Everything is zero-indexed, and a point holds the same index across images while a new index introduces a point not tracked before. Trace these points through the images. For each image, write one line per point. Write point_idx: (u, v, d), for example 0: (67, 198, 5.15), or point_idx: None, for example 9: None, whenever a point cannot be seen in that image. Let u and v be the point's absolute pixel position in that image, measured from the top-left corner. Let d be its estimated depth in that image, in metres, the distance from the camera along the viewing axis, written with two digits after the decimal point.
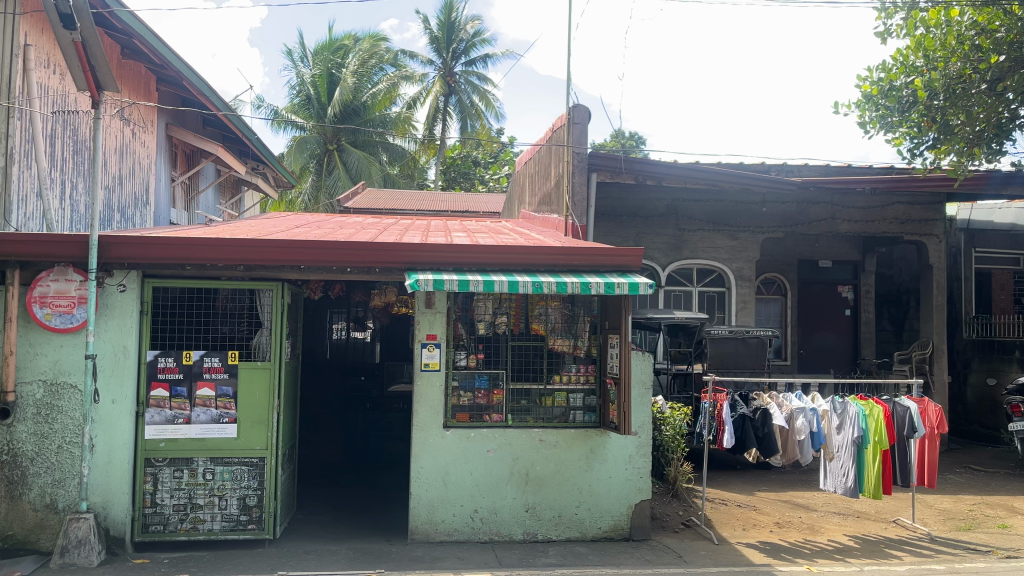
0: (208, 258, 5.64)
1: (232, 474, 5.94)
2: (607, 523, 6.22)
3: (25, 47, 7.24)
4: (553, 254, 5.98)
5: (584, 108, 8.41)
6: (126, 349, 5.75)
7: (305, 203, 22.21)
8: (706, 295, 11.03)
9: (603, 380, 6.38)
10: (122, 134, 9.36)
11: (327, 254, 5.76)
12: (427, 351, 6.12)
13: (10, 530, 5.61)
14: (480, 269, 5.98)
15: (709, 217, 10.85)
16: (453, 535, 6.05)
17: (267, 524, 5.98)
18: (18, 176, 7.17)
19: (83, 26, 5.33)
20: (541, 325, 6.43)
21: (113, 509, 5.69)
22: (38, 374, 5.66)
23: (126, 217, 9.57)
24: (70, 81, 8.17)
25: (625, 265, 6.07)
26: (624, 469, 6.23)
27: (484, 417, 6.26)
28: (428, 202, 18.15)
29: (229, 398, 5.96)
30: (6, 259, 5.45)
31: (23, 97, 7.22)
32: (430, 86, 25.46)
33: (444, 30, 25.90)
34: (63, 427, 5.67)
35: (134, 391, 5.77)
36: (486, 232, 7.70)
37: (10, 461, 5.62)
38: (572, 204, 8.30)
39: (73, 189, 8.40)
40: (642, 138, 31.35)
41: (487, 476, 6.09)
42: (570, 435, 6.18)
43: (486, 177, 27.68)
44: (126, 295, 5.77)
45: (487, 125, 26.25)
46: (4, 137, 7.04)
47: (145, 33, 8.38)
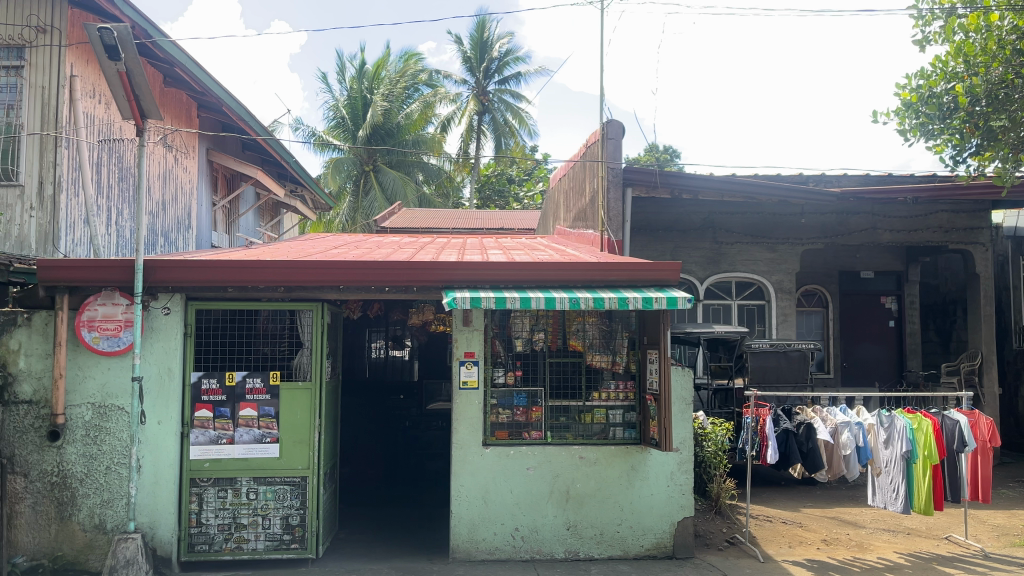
0: (249, 280, 5.73)
1: (275, 494, 6.00)
2: (650, 541, 6.13)
3: (71, 77, 7.67)
4: (589, 269, 5.94)
5: (618, 123, 8.37)
6: (171, 371, 5.86)
7: (342, 224, 22.29)
8: (746, 308, 10.89)
9: (642, 396, 6.31)
10: (164, 161, 9.58)
11: (365, 274, 5.81)
12: (466, 369, 6.13)
13: (60, 550, 5.71)
14: (517, 286, 5.99)
15: (747, 229, 10.72)
16: (495, 553, 6.02)
17: (310, 543, 6.00)
18: (66, 203, 7.61)
19: (127, 56, 5.28)
20: (578, 342, 6.41)
21: (161, 529, 5.78)
22: (87, 397, 5.78)
23: (169, 240, 9.79)
24: (115, 109, 8.49)
25: (663, 279, 5.99)
26: (665, 486, 6.15)
27: (523, 435, 6.23)
28: (463, 221, 18.29)
29: (271, 418, 6.01)
30: (54, 286, 5.59)
31: (71, 126, 7.66)
32: (464, 106, 25.75)
33: (477, 50, 26.16)
34: (111, 449, 5.78)
35: (179, 412, 5.87)
36: (520, 249, 7.72)
37: (60, 483, 5.74)
38: (607, 220, 8.24)
39: (119, 215, 8.64)
40: (678, 153, 31.39)
41: (528, 495, 6.06)
42: (609, 452, 6.13)
43: (520, 195, 27.80)
44: (170, 318, 5.89)
45: (521, 143, 26.51)
46: (52, 166, 7.51)
47: (187, 62, 8.63)
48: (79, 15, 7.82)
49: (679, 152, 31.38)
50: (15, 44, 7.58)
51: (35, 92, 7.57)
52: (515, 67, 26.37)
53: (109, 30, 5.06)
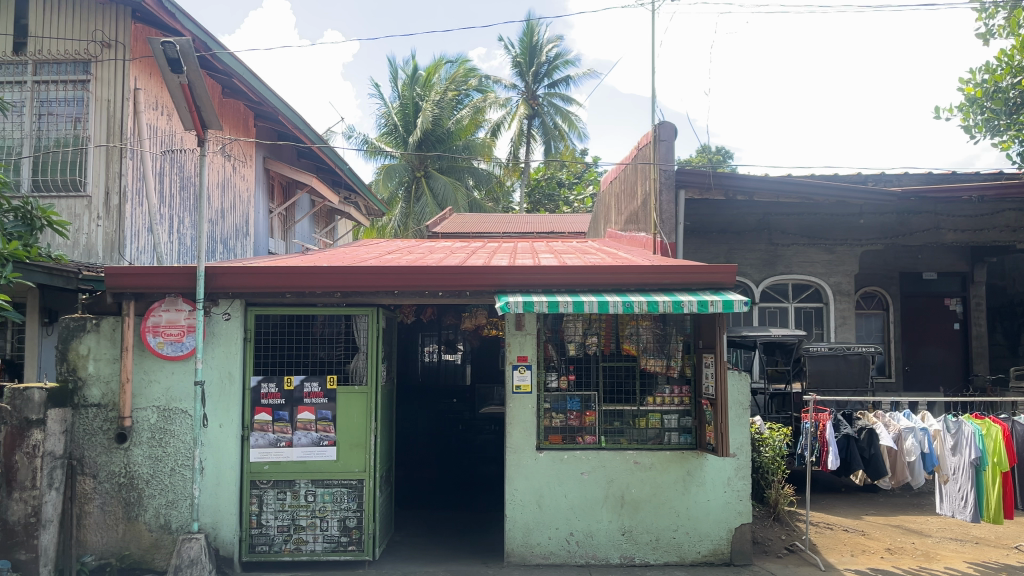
0: (305, 285, 5.83)
1: (333, 496, 6.08)
2: (707, 547, 6.04)
3: (134, 90, 7.91)
4: (642, 273, 5.90)
5: (670, 125, 8.28)
6: (231, 375, 6.00)
7: (394, 230, 22.54)
8: (803, 311, 10.73)
9: (698, 401, 6.22)
10: (223, 170, 9.81)
11: (419, 279, 5.86)
12: (519, 373, 6.14)
13: (127, 550, 5.88)
14: (570, 290, 5.98)
15: (802, 231, 10.57)
16: (550, 558, 6.01)
17: (367, 545, 6.07)
18: (131, 213, 7.86)
19: (189, 69, 5.40)
20: (632, 345, 6.34)
21: (223, 529, 5.92)
22: (152, 401, 5.96)
23: (228, 247, 10.03)
24: (177, 121, 8.74)
25: (719, 282, 5.90)
26: (722, 492, 6.06)
27: (577, 439, 6.22)
28: (514, 225, 18.33)
29: (328, 421, 6.10)
30: (121, 292, 5.78)
31: (135, 137, 7.91)
32: (513, 111, 25.82)
33: (526, 54, 26.20)
34: (175, 451, 5.93)
35: (239, 415, 6.01)
36: (573, 253, 7.72)
37: (127, 484, 5.91)
38: (660, 222, 8.18)
39: (181, 223, 8.88)
40: (731, 154, 31.00)
41: (583, 500, 6.04)
42: (665, 457, 6.07)
43: (570, 199, 27.77)
44: (230, 323, 6.03)
45: (572, 146, 26.47)
46: (118, 176, 7.76)
47: (244, 72, 8.84)
48: (142, 30, 8.09)
49: (732, 153, 30.99)
50: (81, 59, 7.86)
51: (101, 106, 7.83)
52: (565, 71, 26.34)
53: (172, 44, 5.20)
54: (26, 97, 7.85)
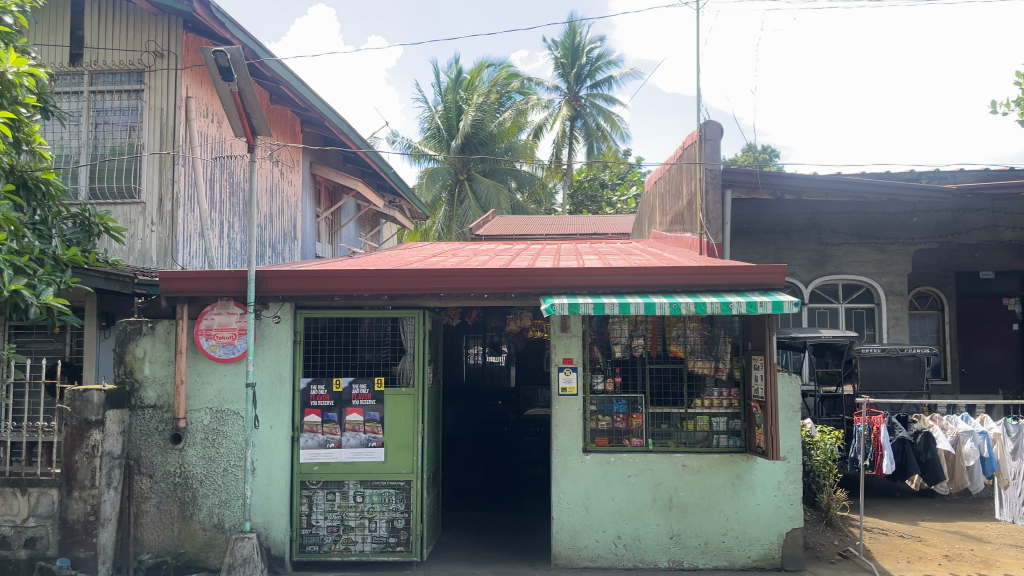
0: (353, 289, 5.90)
1: (381, 497, 6.13)
2: (757, 552, 5.95)
3: (186, 98, 8.09)
4: (689, 274, 5.84)
5: (716, 124, 8.20)
6: (282, 377, 6.10)
7: (438, 233, 22.66)
8: (854, 312, 10.53)
9: (747, 404, 6.14)
10: (272, 175, 9.98)
11: (465, 282, 5.89)
12: (564, 375, 6.13)
13: (183, 548, 6.01)
14: (616, 292, 5.96)
15: (853, 230, 10.36)
16: (598, 561, 5.99)
17: (415, 546, 6.10)
18: (183, 219, 8.05)
19: (240, 76, 5.49)
20: (679, 347, 6.27)
21: (275, 529, 6.03)
22: (206, 402, 6.08)
23: (276, 251, 10.20)
24: (227, 127, 8.92)
25: (768, 283, 5.81)
26: (772, 496, 5.96)
27: (624, 442, 6.19)
28: (557, 227, 18.31)
29: (376, 423, 6.16)
30: (175, 296, 5.92)
31: (187, 145, 8.09)
32: (556, 112, 25.81)
33: (568, 55, 26.16)
34: (228, 452, 6.05)
35: (289, 416, 6.11)
36: (618, 254, 7.68)
37: (182, 484, 6.04)
38: (706, 223, 8.09)
39: (231, 228, 9.06)
40: (777, 152, 30.56)
41: (630, 503, 6.01)
42: (714, 460, 6.00)
43: (614, 200, 27.65)
44: (281, 326, 6.14)
45: (614, 147, 26.36)
46: (170, 183, 7.94)
47: (291, 79, 8.98)
48: (194, 40, 8.29)
49: (778, 151, 30.54)
50: (134, 69, 8.08)
51: (154, 114, 8.03)
52: (607, 71, 26.23)
53: (223, 53, 5.28)
54: (82, 106, 8.06)
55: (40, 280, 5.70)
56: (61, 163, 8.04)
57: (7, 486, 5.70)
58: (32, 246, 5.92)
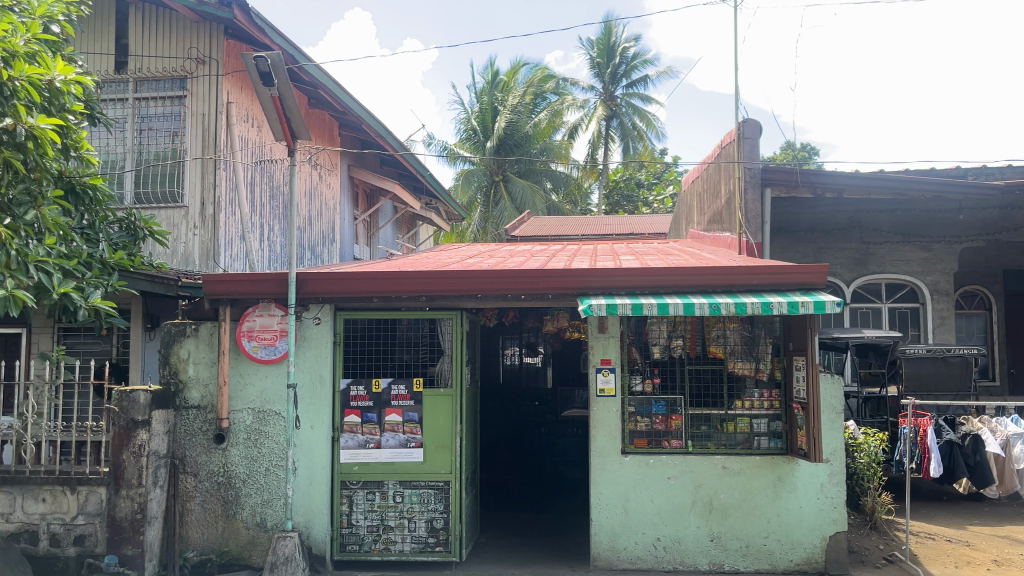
0: (391, 290, 5.95)
1: (420, 497, 6.17)
2: (799, 555, 5.86)
3: (227, 103, 8.22)
4: (729, 274, 5.78)
5: (755, 122, 8.11)
6: (322, 378, 6.17)
7: (474, 234, 22.73)
8: (898, 312, 10.30)
9: (789, 405, 6.07)
10: (311, 178, 10.11)
11: (502, 283, 5.90)
12: (603, 377, 6.10)
13: (226, 546, 6.11)
14: (654, 292, 5.93)
15: (897, 228, 10.16)
16: (637, 563, 5.96)
17: (454, 546, 6.12)
18: (225, 222, 8.19)
19: (280, 82, 5.56)
20: (719, 348, 6.20)
21: (316, 529, 6.09)
22: (248, 403, 6.18)
23: (316, 254, 10.33)
24: (267, 132, 9.05)
25: (809, 283, 5.73)
26: (815, 499, 5.87)
27: (663, 443, 6.15)
28: (593, 228, 18.26)
29: (415, 423, 6.20)
30: (218, 298, 6.02)
31: (228, 149, 8.22)
32: (592, 112, 25.76)
33: (603, 55, 26.07)
34: (269, 452, 6.13)
35: (330, 417, 6.18)
36: (656, 254, 7.63)
37: (226, 483, 6.14)
38: (745, 222, 8.01)
39: (271, 231, 9.19)
40: (817, 150, 30.13)
41: (670, 504, 5.97)
42: (755, 462, 5.93)
43: (650, 199, 27.51)
44: (320, 328, 6.20)
45: (650, 147, 26.20)
46: (212, 188, 8.08)
47: (329, 83, 9.09)
48: (235, 46, 8.42)
49: (818, 149, 30.11)
50: (178, 76, 8.24)
51: (196, 120, 8.18)
52: (643, 71, 26.09)
53: (264, 59, 5.35)
54: (127, 113, 8.25)
55: (88, 283, 5.86)
56: (108, 169, 8.22)
57: (57, 484, 5.84)
58: (80, 250, 6.08)
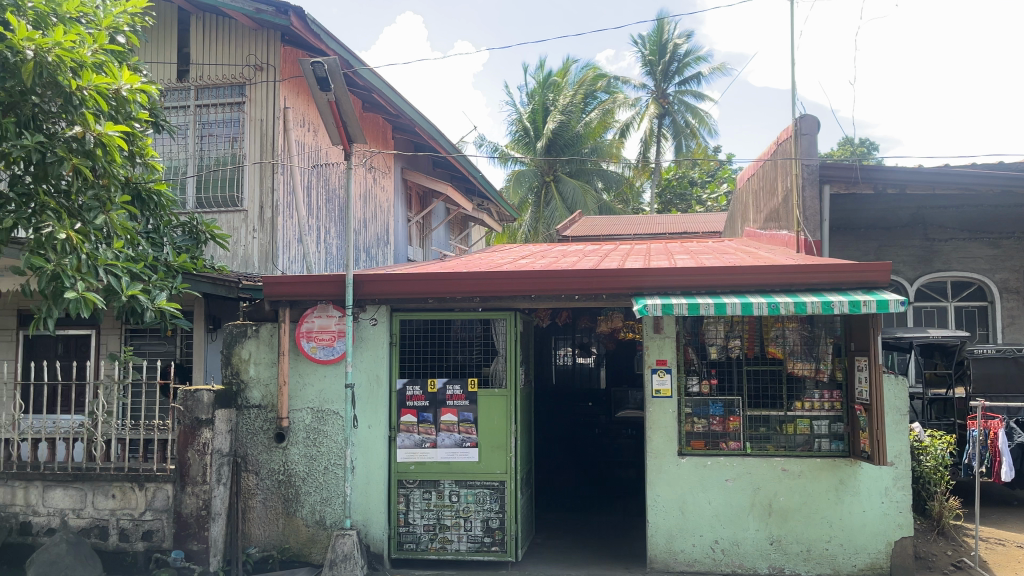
0: (446, 291, 5.99)
1: (475, 497, 6.19)
2: (863, 560, 5.73)
3: (284, 109, 8.36)
4: (788, 273, 5.66)
5: (813, 118, 7.95)
6: (379, 378, 6.27)
7: (525, 234, 22.77)
8: (965, 311, 10.05)
9: (851, 406, 5.90)
10: (365, 181, 10.25)
11: (556, 283, 5.89)
12: (658, 377, 6.06)
13: (287, 543, 6.23)
14: (710, 292, 5.85)
15: (962, 224, 9.84)
16: (695, 565, 5.90)
17: (509, 546, 6.14)
18: (282, 225, 8.35)
19: (337, 86, 5.63)
20: (778, 348, 6.10)
21: (373, 527, 6.21)
22: (307, 402, 6.29)
23: (370, 255, 10.47)
24: (323, 136, 9.20)
25: (872, 281, 5.58)
26: (879, 503, 5.72)
27: (721, 445, 6.06)
28: (645, 227, 18.12)
29: (470, 423, 6.22)
30: (278, 300, 6.14)
31: (286, 154, 8.37)
32: (643, 110, 25.56)
33: (655, 52, 25.84)
34: (328, 450, 6.23)
35: (387, 416, 6.26)
36: (712, 253, 7.54)
37: (286, 481, 6.26)
38: (803, 219, 7.87)
39: (327, 234, 9.35)
40: (876, 145, 29.39)
41: (728, 507, 5.89)
42: (815, 464, 5.81)
43: (703, 197, 27.20)
44: (377, 328, 6.29)
45: (703, 144, 25.88)
46: (270, 192, 8.24)
47: (383, 86, 9.19)
48: (291, 52, 8.57)
49: (877, 144, 29.37)
50: (236, 82, 8.43)
51: (255, 125, 8.36)
52: (696, 67, 25.78)
53: (321, 64, 5.42)
54: (189, 120, 8.48)
55: (154, 286, 6.05)
56: (171, 174, 8.46)
57: (126, 481, 6.03)
58: (146, 253, 6.28)
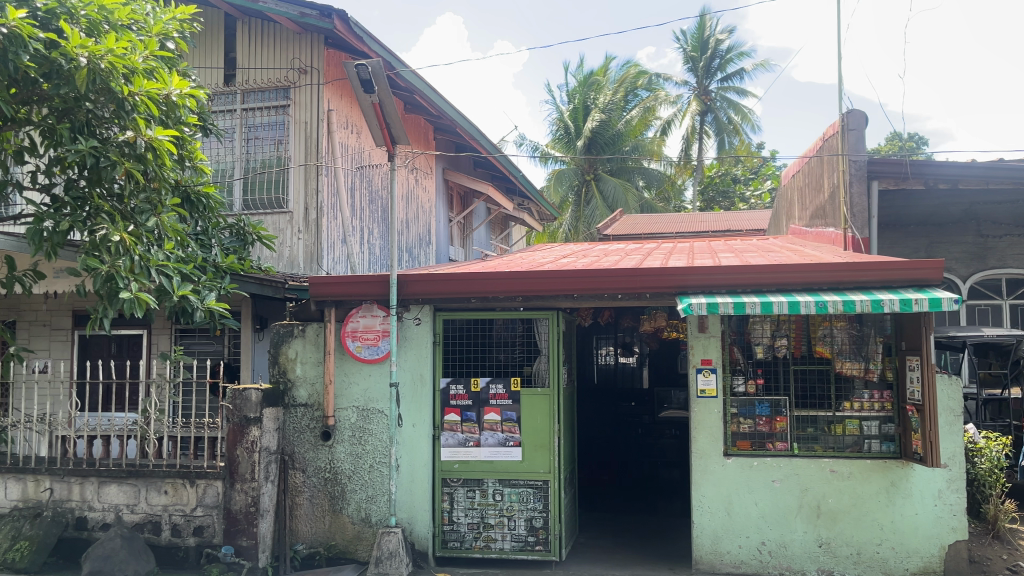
0: (489, 291, 6.00)
1: (519, 496, 6.20)
2: (916, 564, 5.60)
3: (328, 111, 8.47)
4: (836, 271, 5.56)
5: (860, 113, 7.79)
6: (423, 377, 6.31)
7: (566, 233, 22.75)
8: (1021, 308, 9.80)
9: (902, 406, 5.77)
10: (407, 182, 10.33)
11: (599, 282, 5.87)
12: (703, 377, 6.01)
13: (333, 540, 6.31)
14: (756, 291, 5.78)
15: (1017, 219, 9.58)
16: (741, 567, 5.83)
17: (554, 545, 6.14)
18: (327, 226, 8.46)
19: (380, 89, 5.67)
20: (825, 347, 5.99)
21: (418, 525, 6.24)
22: (353, 401, 6.36)
23: (413, 256, 10.56)
24: (366, 137, 9.30)
25: (924, 279, 5.45)
26: (933, 506, 5.59)
27: (767, 445, 5.98)
28: (688, 225, 17.97)
29: (514, 422, 6.23)
30: (323, 300, 6.22)
31: (330, 156, 8.48)
32: (685, 107, 25.34)
33: (697, 48, 25.58)
34: (373, 448, 6.30)
35: (430, 415, 6.30)
36: (756, 251, 7.45)
37: (332, 479, 6.34)
38: (850, 217, 7.74)
39: (371, 234, 9.44)
40: (926, 139, 28.73)
41: (775, 508, 5.81)
42: (865, 466, 5.71)
43: (746, 195, 26.88)
44: (421, 328, 6.35)
45: (747, 141, 25.56)
46: (315, 193, 8.35)
47: (424, 88, 9.25)
48: (335, 55, 8.67)
49: (927, 138, 28.70)
50: (281, 86, 8.56)
51: (299, 128, 8.47)
52: (738, 63, 25.47)
53: (364, 66, 5.47)
54: (236, 123, 8.64)
55: (204, 286, 6.17)
56: (219, 177, 8.63)
57: (178, 478, 6.17)
58: (196, 254, 6.42)
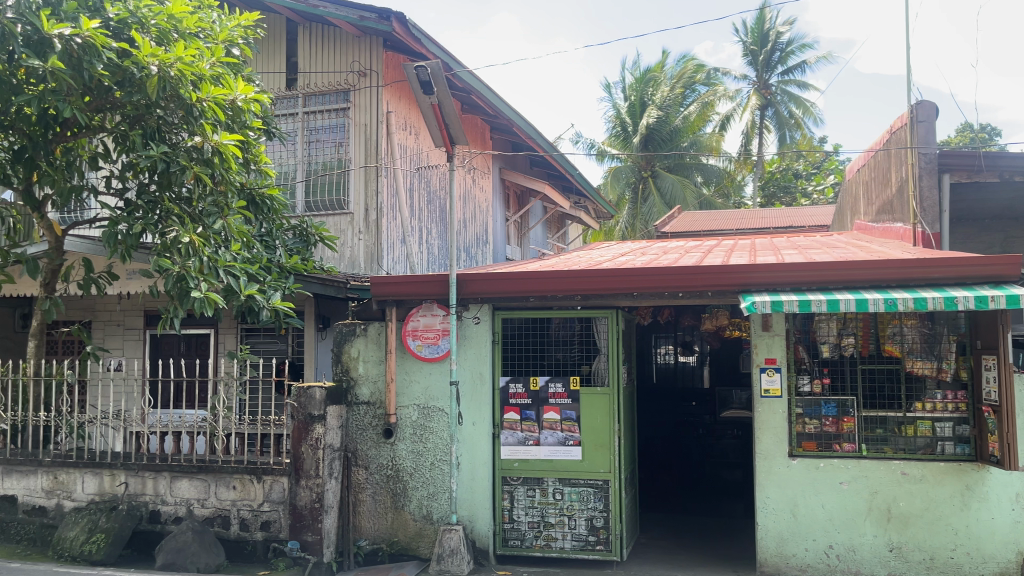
0: (548, 290, 5.99)
1: (579, 495, 6.18)
2: (992, 571, 5.41)
3: (387, 113, 8.57)
4: (905, 268, 5.40)
5: (930, 104, 7.55)
6: (482, 376, 6.34)
7: (622, 231, 22.61)
8: None
9: (978, 408, 5.57)
10: (465, 182, 10.40)
11: (659, 281, 5.82)
12: (767, 377, 5.90)
13: (396, 536, 6.39)
14: (822, 288, 5.65)
15: None
16: (808, 570, 5.71)
17: (614, 545, 6.11)
18: (387, 227, 8.57)
19: (439, 90, 5.71)
20: (895, 346, 5.82)
21: (479, 522, 6.28)
22: (413, 399, 6.43)
23: (470, 255, 10.63)
24: (424, 138, 9.38)
25: (1000, 276, 5.24)
26: (1010, 510, 5.38)
27: (834, 447, 5.83)
28: (749, 221, 17.69)
29: (573, 421, 6.21)
30: (385, 300, 6.31)
31: (389, 157, 8.59)
32: (745, 102, 24.93)
33: (756, 41, 25.11)
34: (434, 446, 6.36)
35: (490, 414, 6.33)
36: (821, 247, 7.29)
37: (394, 476, 6.42)
38: (919, 211, 7.52)
39: (429, 234, 9.54)
40: (998, 130, 27.72)
41: (843, 511, 5.68)
42: (938, 468, 5.53)
43: (808, 190, 26.32)
44: (480, 327, 6.38)
45: (809, 135, 25.01)
46: (375, 194, 8.47)
47: (481, 88, 9.29)
48: (393, 57, 8.76)
49: (1000, 129, 27.68)
50: (342, 89, 8.70)
51: (359, 130, 8.61)
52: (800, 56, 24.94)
53: (423, 68, 5.52)
54: (297, 127, 8.82)
55: (269, 286, 6.30)
56: (282, 180, 8.82)
57: (246, 473, 6.33)
58: (261, 255, 6.57)
